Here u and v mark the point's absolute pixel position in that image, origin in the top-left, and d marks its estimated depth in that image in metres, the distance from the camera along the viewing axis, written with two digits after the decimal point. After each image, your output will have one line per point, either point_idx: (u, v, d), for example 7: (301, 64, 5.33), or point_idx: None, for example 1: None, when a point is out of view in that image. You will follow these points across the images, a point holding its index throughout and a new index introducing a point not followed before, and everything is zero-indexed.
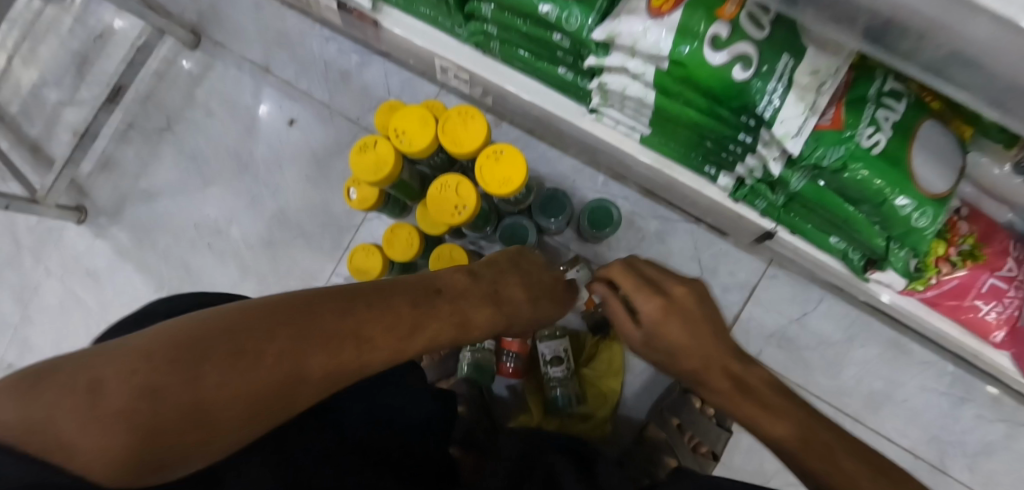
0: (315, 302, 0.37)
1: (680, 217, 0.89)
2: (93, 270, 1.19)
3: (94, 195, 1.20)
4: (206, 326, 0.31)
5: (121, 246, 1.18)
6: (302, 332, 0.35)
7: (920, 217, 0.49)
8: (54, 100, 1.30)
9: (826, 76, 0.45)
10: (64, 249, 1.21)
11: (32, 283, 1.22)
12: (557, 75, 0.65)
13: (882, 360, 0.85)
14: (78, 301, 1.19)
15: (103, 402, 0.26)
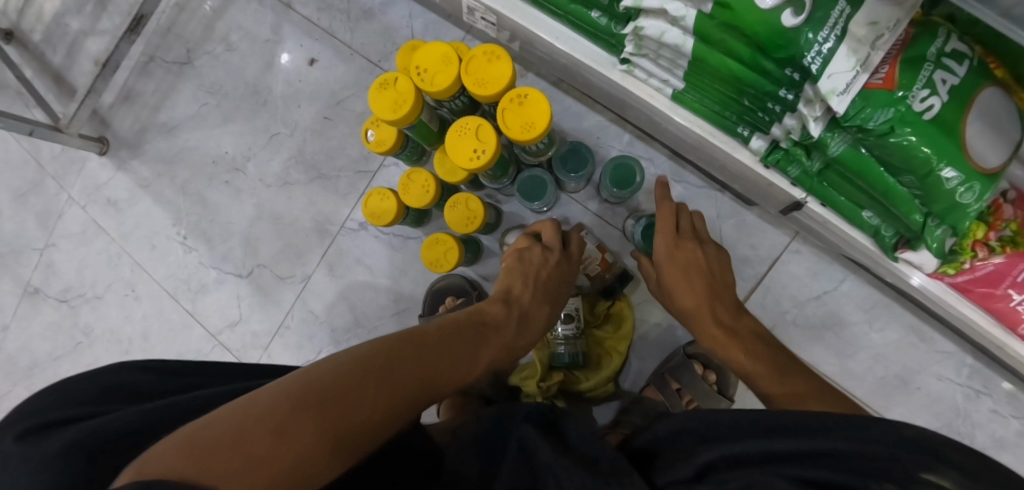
0: (388, 350, 0.43)
1: (705, 184, 0.86)
2: (114, 200, 1.21)
3: (116, 127, 1.20)
4: (286, 388, 0.35)
5: (141, 178, 1.19)
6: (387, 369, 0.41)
7: (967, 193, 0.46)
8: (75, 27, 1.29)
9: (885, 29, 0.42)
10: (87, 178, 1.23)
11: (56, 210, 1.24)
12: (589, 20, 0.61)
13: (899, 345, 0.83)
14: (99, 231, 1.21)
15: (215, 443, 0.30)
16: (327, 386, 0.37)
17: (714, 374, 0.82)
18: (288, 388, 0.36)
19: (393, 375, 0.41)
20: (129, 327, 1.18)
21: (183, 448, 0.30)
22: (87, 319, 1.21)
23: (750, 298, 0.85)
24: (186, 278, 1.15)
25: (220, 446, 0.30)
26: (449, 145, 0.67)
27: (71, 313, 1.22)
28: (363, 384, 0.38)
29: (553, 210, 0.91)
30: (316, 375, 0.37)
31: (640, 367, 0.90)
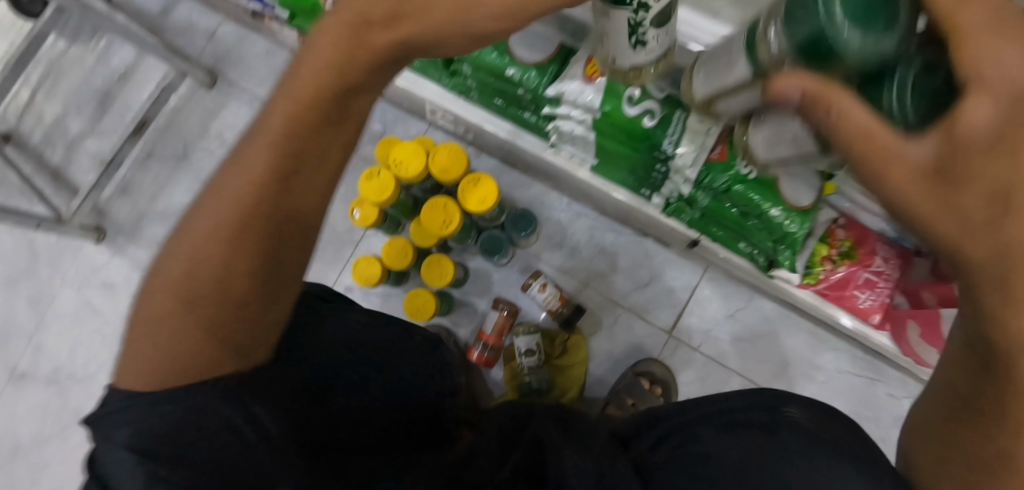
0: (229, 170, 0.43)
1: (632, 232, 1.06)
2: (110, 283, 1.27)
3: (112, 216, 1.26)
4: (189, 260, 0.42)
5: (138, 262, 1.25)
6: (235, 184, 0.42)
7: (791, 224, 0.67)
8: (76, 128, 1.29)
9: (712, 124, 0.63)
10: (82, 263, 1.28)
11: (48, 294, 1.28)
12: (523, 118, 0.82)
13: (804, 346, 1.01)
14: (96, 312, 1.26)
15: (163, 321, 0.41)
16: (190, 278, 0.42)
17: (660, 387, 0.97)
18: (174, 285, 0.42)
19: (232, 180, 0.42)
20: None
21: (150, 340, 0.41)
22: (76, 398, 1.24)
23: (678, 321, 1.03)
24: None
25: (164, 324, 0.41)
26: (423, 218, 0.85)
27: (60, 394, 1.25)
28: (213, 240, 0.42)
29: (511, 262, 1.09)
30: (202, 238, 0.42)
31: (597, 389, 1.04)
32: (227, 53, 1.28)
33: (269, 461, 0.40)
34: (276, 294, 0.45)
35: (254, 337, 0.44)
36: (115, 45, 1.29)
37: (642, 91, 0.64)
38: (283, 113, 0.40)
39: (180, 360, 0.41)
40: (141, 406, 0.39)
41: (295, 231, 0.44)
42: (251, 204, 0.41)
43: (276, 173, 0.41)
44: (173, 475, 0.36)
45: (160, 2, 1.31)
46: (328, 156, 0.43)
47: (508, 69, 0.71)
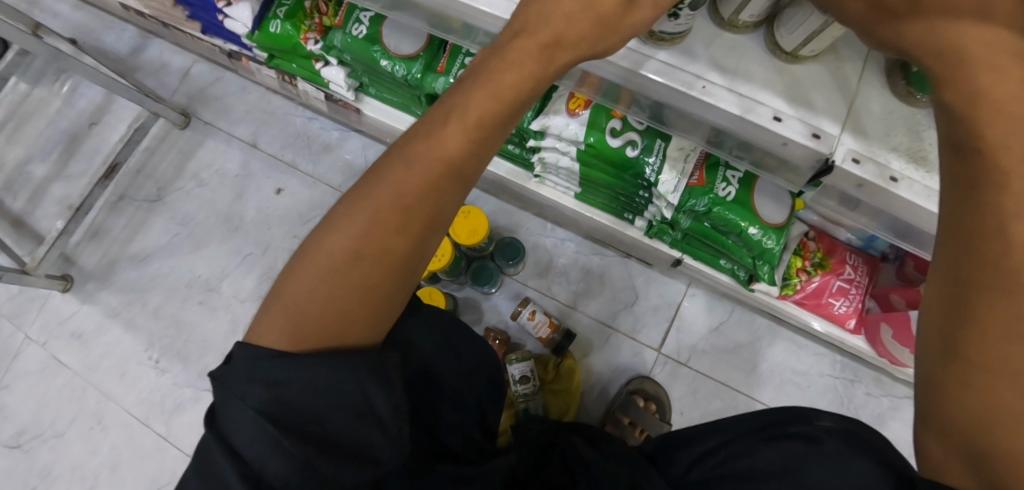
0: (397, 161, 0.39)
1: (615, 253, 1.10)
2: (80, 333, 1.15)
3: (82, 263, 1.18)
4: (331, 244, 0.39)
5: (111, 309, 1.16)
6: (383, 179, 0.39)
7: (768, 240, 0.69)
8: (40, 174, 1.23)
9: (689, 150, 0.67)
10: (49, 315, 1.17)
11: (12, 351, 1.16)
12: (507, 150, 0.85)
13: (786, 353, 1.05)
14: (61, 367, 1.14)
15: (303, 312, 0.38)
16: (339, 266, 0.38)
17: (654, 403, 0.99)
18: (311, 273, 0.39)
19: (385, 177, 0.39)
20: (94, 461, 1.09)
21: (288, 328, 0.38)
22: (45, 459, 1.10)
23: (666, 337, 1.06)
24: (159, 400, 1.11)
25: (306, 313, 0.38)
26: None
27: (26, 457, 1.10)
28: (390, 230, 0.38)
29: (499, 290, 1.10)
30: (344, 225, 0.39)
31: (592, 411, 1.05)
32: (202, 95, 1.27)
33: (387, 453, 0.39)
34: (418, 264, 0.41)
35: (389, 306, 0.41)
36: (84, 89, 1.27)
37: (622, 123, 0.68)
38: (488, 91, 0.37)
39: (315, 323, 0.38)
40: (288, 367, 0.36)
41: (448, 202, 0.40)
42: (452, 167, 0.38)
43: (491, 137, 0.39)
44: (300, 451, 0.34)
45: (129, 45, 1.30)
46: (501, 137, 0.40)
47: None
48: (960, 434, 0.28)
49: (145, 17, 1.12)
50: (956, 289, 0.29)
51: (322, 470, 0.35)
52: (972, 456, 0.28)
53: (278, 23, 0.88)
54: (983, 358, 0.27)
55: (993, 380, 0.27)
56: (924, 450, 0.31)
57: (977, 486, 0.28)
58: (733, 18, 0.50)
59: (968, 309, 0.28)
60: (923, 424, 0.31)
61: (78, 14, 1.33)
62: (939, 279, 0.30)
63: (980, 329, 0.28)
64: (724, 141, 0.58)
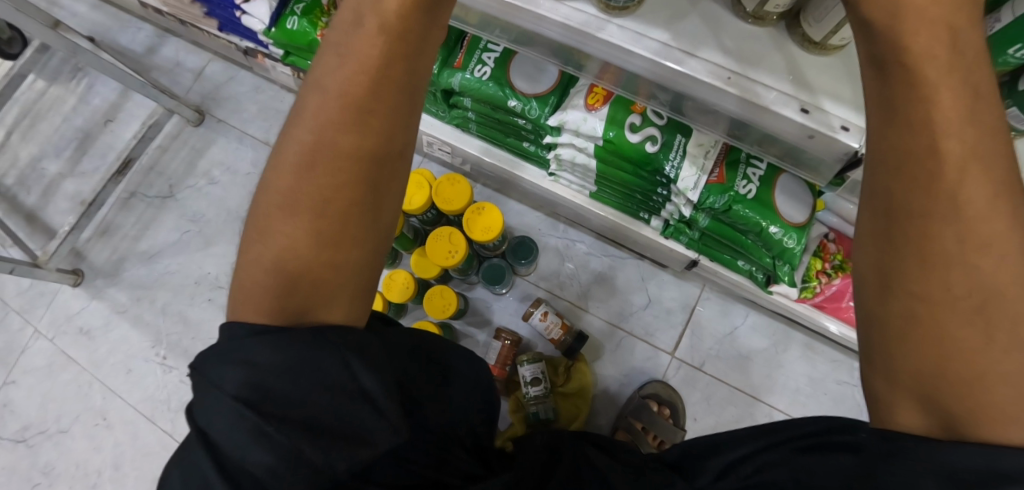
0: (307, 120, 0.37)
1: (627, 255, 1.09)
2: (88, 328, 1.15)
3: (91, 259, 1.18)
4: (273, 218, 0.38)
5: (119, 305, 1.15)
6: (303, 141, 0.37)
7: (789, 239, 0.67)
8: (53, 170, 1.23)
9: (709, 147, 0.66)
10: (57, 310, 1.16)
11: (19, 346, 1.15)
12: (522, 147, 0.85)
13: (802, 360, 1.02)
14: (67, 363, 1.13)
15: (264, 287, 0.37)
16: (287, 234, 0.38)
17: (667, 408, 0.98)
18: (261, 250, 0.38)
19: (303, 139, 0.37)
20: (98, 459, 1.08)
21: (255, 304, 0.38)
22: (48, 456, 1.09)
23: (679, 342, 1.04)
24: (164, 398, 1.10)
25: (267, 287, 0.37)
26: (428, 249, 0.84)
27: (30, 454, 1.09)
28: (324, 185, 0.37)
29: (510, 291, 1.09)
30: (278, 196, 0.38)
31: (602, 415, 1.04)
32: (215, 93, 1.27)
33: (379, 428, 0.36)
34: (377, 210, 0.39)
35: (357, 260, 0.39)
36: (99, 86, 1.27)
37: (642, 119, 0.67)
38: (373, 26, 0.36)
39: (277, 290, 0.37)
40: (264, 348, 0.34)
41: (385, 128, 0.37)
42: (376, 81, 0.36)
43: (409, 37, 0.37)
44: (286, 438, 0.32)
45: (146, 43, 1.31)
46: (427, 40, 0.38)
47: (510, 101, 0.73)
48: (910, 375, 0.30)
49: (162, 15, 1.13)
50: (887, 229, 0.30)
51: (308, 455, 0.33)
52: (924, 393, 0.30)
53: (293, 19, 0.88)
54: (931, 298, 0.29)
55: (935, 313, 0.29)
56: (877, 399, 0.33)
57: (931, 424, 0.30)
58: (757, 9, 0.49)
59: (903, 251, 0.29)
60: (874, 371, 0.32)
61: (96, 13, 1.34)
62: (870, 222, 0.31)
63: (921, 266, 0.29)
64: (744, 132, 0.57)
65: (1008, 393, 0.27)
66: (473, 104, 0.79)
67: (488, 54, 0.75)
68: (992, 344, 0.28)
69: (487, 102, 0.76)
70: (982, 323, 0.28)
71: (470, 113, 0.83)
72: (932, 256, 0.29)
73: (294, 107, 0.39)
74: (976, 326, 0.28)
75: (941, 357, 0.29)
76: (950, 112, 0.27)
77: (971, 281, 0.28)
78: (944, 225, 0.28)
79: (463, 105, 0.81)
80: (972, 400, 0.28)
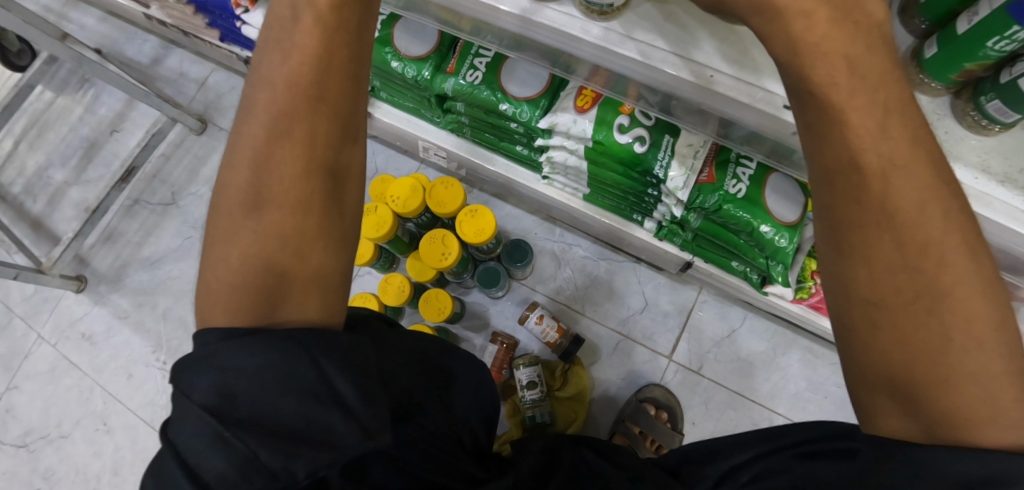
0: (258, 125, 0.39)
1: (624, 258, 1.09)
2: (90, 334, 1.16)
3: (95, 265, 1.20)
4: (236, 224, 0.39)
5: (121, 311, 1.17)
6: (256, 146, 0.39)
7: (781, 238, 0.67)
8: (59, 178, 1.25)
9: (698, 147, 0.67)
10: (60, 317, 1.18)
11: (22, 352, 1.17)
12: (516, 151, 0.86)
13: (802, 363, 1.01)
14: (69, 368, 1.14)
15: (228, 291, 0.38)
16: (253, 236, 0.39)
17: (665, 412, 0.97)
18: (225, 254, 0.39)
19: (257, 144, 0.39)
20: (97, 464, 1.09)
21: (219, 309, 0.38)
22: (49, 461, 1.10)
23: (677, 345, 1.04)
24: (164, 402, 1.10)
25: (231, 291, 0.38)
26: (422, 252, 0.85)
27: (31, 458, 1.10)
28: (284, 185, 0.39)
29: (507, 295, 1.09)
30: (237, 202, 0.39)
31: (600, 420, 1.03)
32: (218, 102, 1.29)
33: (349, 434, 0.35)
34: (337, 197, 0.41)
35: (322, 248, 0.40)
36: (105, 96, 1.30)
37: (630, 120, 0.68)
38: (314, 22, 0.38)
39: (241, 286, 0.38)
40: (239, 352, 0.35)
41: (335, 115, 0.40)
42: (321, 71, 0.39)
43: (349, 27, 0.39)
44: (246, 442, 0.31)
45: (151, 55, 1.34)
46: (366, 29, 0.40)
47: (501, 104, 0.74)
48: (881, 380, 0.31)
49: (166, 26, 1.15)
50: (844, 245, 0.32)
51: (265, 461, 0.31)
52: (899, 396, 0.31)
53: None
54: (887, 305, 0.31)
55: (909, 322, 0.30)
56: (864, 410, 0.33)
57: (917, 429, 0.31)
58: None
59: (866, 265, 0.31)
60: (852, 380, 0.33)
61: (104, 26, 1.37)
62: (827, 240, 0.33)
63: (875, 277, 0.31)
64: (732, 129, 0.57)
65: (978, 394, 0.29)
66: (466, 108, 0.80)
67: (480, 59, 0.76)
68: (956, 346, 0.29)
69: (479, 106, 0.77)
70: (947, 328, 0.30)
71: (463, 117, 0.84)
72: (896, 267, 0.30)
73: (245, 106, 0.41)
74: (939, 327, 0.30)
75: (915, 361, 0.30)
76: (870, 129, 0.29)
77: (947, 290, 0.30)
78: (908, 238, 0.30)
79: (456, 109, 0.82)
80: (941, 400, 0.30)
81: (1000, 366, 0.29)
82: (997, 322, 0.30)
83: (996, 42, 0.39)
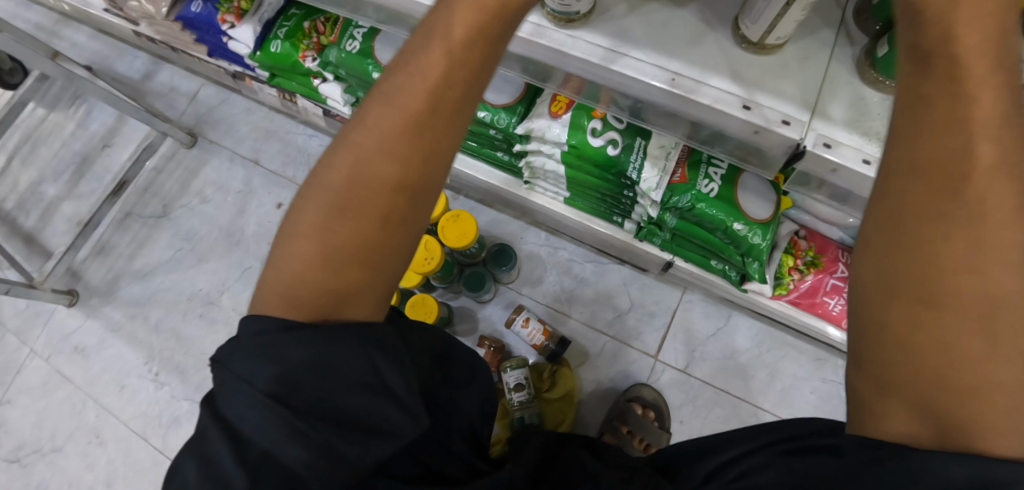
0: (365, 136, 0.39)
1: (609, 261, 1.11)
2: (83, 347, 1.17)
3: (88, 278, 1.21)
4: (316, 223, 0.39)
5: (113, 323, 1.18)
6: (355, 157, 0.39)
7: (754, 236, 0.69)
8: (52, 193, 1.27)
9: (670, 148, 0.69)
10: (53, 331, 1.19)
11: (16, 366, 1.17)
12: (497, 157, 0.88)
13: (787, 359, 1.03)
14: (63, 381, 1.15)
15: (302, 289, 0.38)
16: (329, 240, 0.39)
17: (652, 411, 0.98)
18: (300, 250, 0.39)
19: (359, 155, 0.39)
20: (91, 476, 1.09)
21: (287, 301, 0.38)
22: (42, 474, 1.10)
23: (663, 345, 1.05)
24: (156, 414, 1.11)
25: (304, 290, 0.38)
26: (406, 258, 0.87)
27: (24, 472, 1.11)
28: (370, 199, 0.39)
29: (494, 299, 1.11)
30: (324, 203, 0.39)
31: (589, 420, 1.04)
32: (208, 116, 1.31)
33: (404, 423, 0.39)
34: (416, 221, 0.41)
35: (389, 266, 0.40)
36: (97, 112, 1.32)
37: (603, 124, 0.70)
38: (445, 51, 0.37)
39: (311, 288, 0.38)
40: (293, 346, 0.36)
41: (441, 144, 0.39)
42: (442, 100, 0.38)
43: (476, 62, 0.38)
44: (319, 433, 0.35)
45: (141, 70, 1.36)
46: (491, 64, 0.40)
47: (479, 112, 0.76)
48: (906, 380, 0.29)
49: (156, 43, 1.18)
50: (892, 233, 0.30)
51: (341, 450, 0.35)
52: (916, 402, 0.29)
53: (278, 42, 0.93)
54: (940, 299, 0.28)
55: (936, 317, 0.28)
56: (864, 405, 0.32)
57: (922, 431, 0.29)
58: None
59: (922, 251, 0.29)
60: (864, 378, 0.31)
61: (95, 43, 1.39)
62: (886, 228, 0.31)
63: (926, 265, 0.29)
64: (703, 131, 0.59)
65: (1009, 405, 0.26)
66: None
67: None
68: (979, 355, 0.27)
69: None
70: (982, 330, 0.27)
71: None
72: (941, 260, 0.28)
73: (358, 109, 0.40)
74: (959, 329, 0.28)
75: (938, 362, 0.28)
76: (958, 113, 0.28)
77: (1003, 309, 0.27)
78: (956, 235, 0.28)
79: None
80: (961, 406, 0.27)
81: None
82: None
83: None
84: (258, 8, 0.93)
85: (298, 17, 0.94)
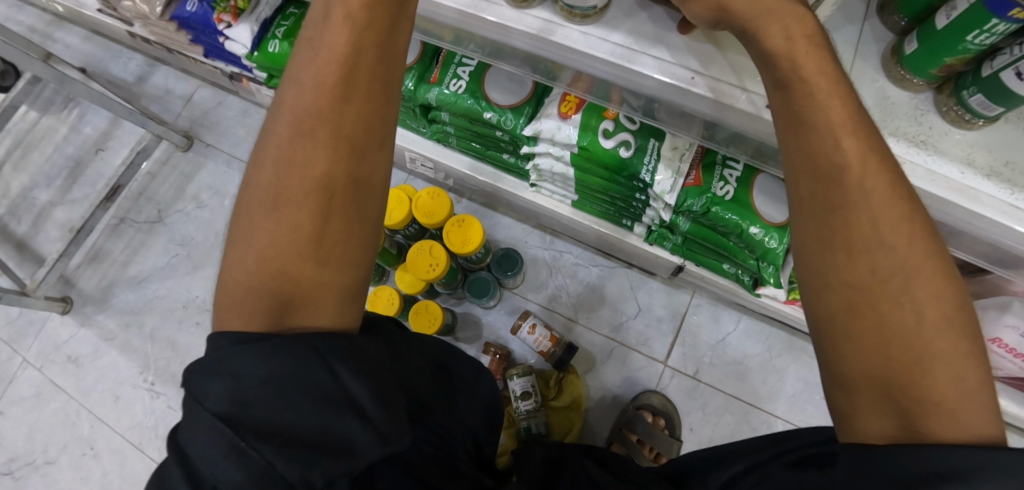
0: (288, 130, 0.40)
1: (616, 264, 1.08)
2: (76, 357, 1.14)
3: (82, 285, 1.19)
4: (258, 229, 0.40)
5: (108, 331, 1.15)
6: (282, 152, 0.40)
7: (771, 240, 0.66)
8: (45, 199, 1.24)
9: (683, 150, 0.67)
10: (46, 339, 1.16)
11: (7, 376, 1.14)
12: (503, 159, 0.85)
13: (798, 364, 1.00)
14: (56, 391, 1.12)
15: (252, 295, 0.39)
16: (276, 239, 0.40)
17: (662, 420, 0.95)
18: (247, 256, 0.40)
19: (285, 151, 0.40)
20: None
21: (239, 309, 0.39)
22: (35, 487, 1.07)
23: (671, 350, 1.03)
24: (152, 425, 1.08)
25: (255, 296, 0.39)
26: (409, 263, 0.84)
27: (16, 486, 1.07)
28: (306, 192, 0.40)
29: (498, 304, 1.08)
30: (258, 209, 0.40)
31: (597, 428, 1.01)
32: (204, 118, 1.29)
33: (368, 443, 0.36)
34: (357, 205, 0.42)
35: (339, 256, 0.41)
36: (90, 115, 1.29)
37: (615, 125, 0.68)
38: (346, 24, 0.39)
39: (258, 290, 0.39)
40: (249, 358, 0.36)
41: (362, 116, 0.41)
42: (348, 69, 0.39)
43: (379, 26, 0.40)
44: (262, 453, 0.32)
45: (136, 72, 1.34)
46: (400, 25, 0.41)
47: (485, 113, 0.74)
48: (866, 378, 0.34)
49: (150, 44, 1.15)
50: (816, 235, 0.36)
51: (282, 472, 0.32)
52: (883, 393, 0.34)
53: (276, 42, 0.90)
54: (870, 290, 0.34)
55: (871, 303, 0.34)
56: (840, 409, 0.36)
57: (893, 421, 0.34)
58: None
59: (832, 247, 0.35)
60: (831, 382, 0.36)
61: (88, 44, 1.37)
62: (801, 234, 0.37)
63: (855, 273, 0.34)
64: (720, 131, 0.56)
65: (940, 367, 0.33)
66: (451, 117, 0.80)
67: (463, 68, 0.75)
68: (919, 332, 0.33)
69: (463, 115, 0.77)
70: (911, 306, 0.33)
71: (449, 127, 0.83)
72: (861, 251, 0.34)
73: (274, 106, 0.42)
74: (894, 311, 0.33)
75: (883, 345, 0.33)
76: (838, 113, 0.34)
77: (911, 285, 0.33)
78: (857, 227, 0.34)
79: (441, 119, 0.82)
80: (917, 391, 0.33)
81: (963, 346, 0.33)
82: (955, 300, 0.34)
83: (975, 36, 0.40)
84: (255, 8, 0.91)
85: (297, 17, 0.93)
